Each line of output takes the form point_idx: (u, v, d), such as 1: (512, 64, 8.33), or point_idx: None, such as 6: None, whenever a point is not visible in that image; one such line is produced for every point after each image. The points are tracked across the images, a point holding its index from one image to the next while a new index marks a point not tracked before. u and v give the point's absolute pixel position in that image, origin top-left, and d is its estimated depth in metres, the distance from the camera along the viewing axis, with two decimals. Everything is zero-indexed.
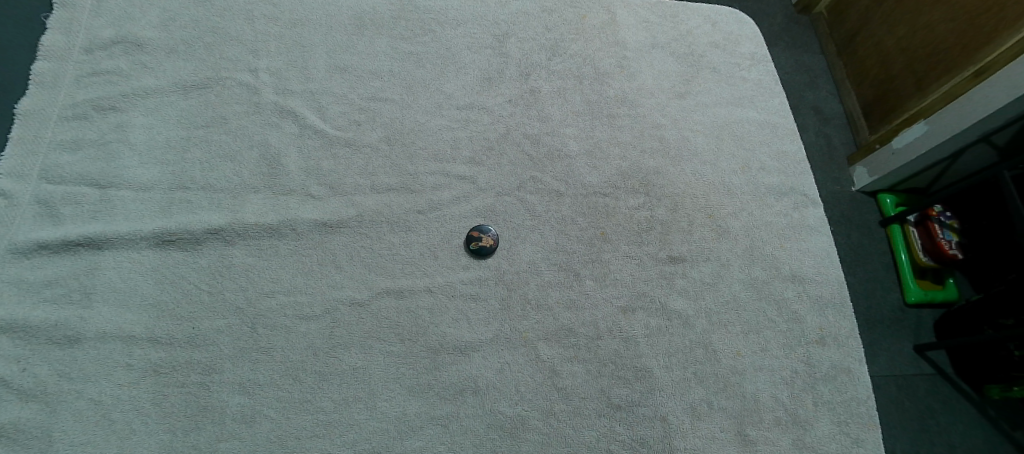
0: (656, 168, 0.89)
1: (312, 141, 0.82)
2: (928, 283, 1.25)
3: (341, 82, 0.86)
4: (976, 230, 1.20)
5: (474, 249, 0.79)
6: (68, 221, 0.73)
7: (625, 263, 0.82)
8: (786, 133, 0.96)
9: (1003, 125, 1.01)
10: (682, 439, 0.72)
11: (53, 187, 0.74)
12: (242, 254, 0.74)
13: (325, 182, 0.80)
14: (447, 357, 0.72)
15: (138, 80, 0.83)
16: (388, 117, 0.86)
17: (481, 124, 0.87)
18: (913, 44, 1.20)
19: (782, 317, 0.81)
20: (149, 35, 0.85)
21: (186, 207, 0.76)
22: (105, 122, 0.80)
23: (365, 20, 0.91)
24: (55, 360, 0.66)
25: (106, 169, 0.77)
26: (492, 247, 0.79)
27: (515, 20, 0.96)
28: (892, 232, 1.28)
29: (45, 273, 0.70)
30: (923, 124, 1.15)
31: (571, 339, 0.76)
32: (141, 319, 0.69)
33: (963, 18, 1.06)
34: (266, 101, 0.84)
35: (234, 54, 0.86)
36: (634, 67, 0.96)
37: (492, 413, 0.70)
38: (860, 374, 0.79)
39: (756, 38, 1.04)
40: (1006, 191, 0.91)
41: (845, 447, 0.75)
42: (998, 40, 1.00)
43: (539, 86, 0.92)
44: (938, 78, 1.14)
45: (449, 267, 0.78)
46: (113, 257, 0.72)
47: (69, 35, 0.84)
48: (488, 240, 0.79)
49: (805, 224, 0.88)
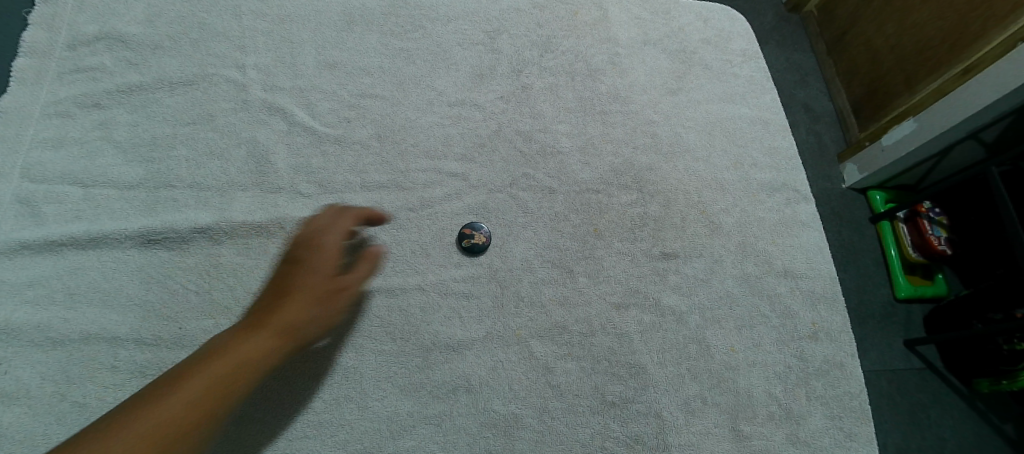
0: (649, 164, 0.89)
1: (301, 138, 0.81)
2: (918, 278, 1.24)
3: (330, 78, 0.86)
4: (964, 224, 1.21)
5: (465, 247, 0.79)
6: (50, 220, 0.71)
7: (619, 259, 0.81)
8: (778, 129, 0.96)
9: (992, 121, 1.02)
10: (676, 435, 0.72)
11: (35, 186, 0.73)
12: (231, 253, 0.73)
13: (315, 179, 0.79)
14: (440, 355, 0.72)
15: (122, 77, 0.81)
16: (379, 114, 0.85)
17: (473, 121, 0.87)
18: (902, 43, 1.21)
19: (775, 312, 0.81)
20: (134, 31, 0.84)
21: (173, 205, 0.75)
22: (89, 119, 0.78)
23: (354, 15, 0.90)
24: (38, 362, 0.64)
25: (90, 167, 0.75)
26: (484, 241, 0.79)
27: (506, 17, 0.95)
28: (881, 228, 1.28)
29: (27, 274, 0.68)
30: (912, 122, 1.16)
31: (565, 336, 0.75)
32: (127, 320, 0.68)
33: (951, 16, 1.07)
34: (254, 98, 0.83)
35: (222, 50, 0.85)
36: (626, 64, 0.96)
37: (485, 411, 0.69)
38: (852, 368, 0.80)
39: (747, 35, 1.04)
40: (995, 187, 0.91)
41: (839, 441, 0.75)
42: (984, 38, 1.01)
43: (531, 82, 0.91)
44: (926, 76, 1.15)
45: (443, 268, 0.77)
46: (98, 256, 0.71)
47: (52, 32, 0.82)
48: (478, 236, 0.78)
49: (796, 220, 0.89)
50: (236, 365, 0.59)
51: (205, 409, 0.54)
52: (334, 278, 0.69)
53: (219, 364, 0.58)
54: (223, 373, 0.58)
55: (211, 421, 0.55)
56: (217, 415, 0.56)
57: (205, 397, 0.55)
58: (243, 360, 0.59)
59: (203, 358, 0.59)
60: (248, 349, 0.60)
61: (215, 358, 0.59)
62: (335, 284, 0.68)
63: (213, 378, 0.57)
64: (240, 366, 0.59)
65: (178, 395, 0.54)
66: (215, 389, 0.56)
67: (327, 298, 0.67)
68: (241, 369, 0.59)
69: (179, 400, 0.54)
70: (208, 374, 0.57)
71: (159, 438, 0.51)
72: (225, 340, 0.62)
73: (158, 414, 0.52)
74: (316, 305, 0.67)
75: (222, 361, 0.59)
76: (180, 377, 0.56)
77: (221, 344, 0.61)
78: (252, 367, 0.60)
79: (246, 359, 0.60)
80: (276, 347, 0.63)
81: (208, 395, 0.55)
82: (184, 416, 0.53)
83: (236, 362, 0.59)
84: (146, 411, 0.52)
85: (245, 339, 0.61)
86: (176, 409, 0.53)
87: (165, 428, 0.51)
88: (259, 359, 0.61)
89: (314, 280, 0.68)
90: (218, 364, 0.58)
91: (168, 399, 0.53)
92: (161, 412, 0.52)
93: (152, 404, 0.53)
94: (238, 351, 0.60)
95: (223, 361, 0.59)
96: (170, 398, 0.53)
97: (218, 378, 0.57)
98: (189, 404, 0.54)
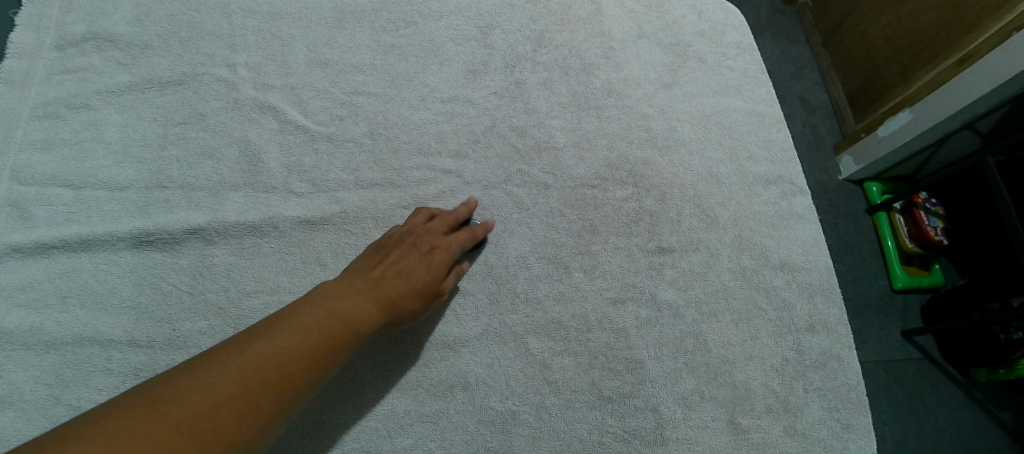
0: (644, 158, 0.88)
1: (293, 137, 0.80)
2: (914, 269, 1.25)
3: (322, 76, 0.85)
4: (960, 216, 1.21)
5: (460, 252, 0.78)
6: (40, 223, 0.71)
7: (614, 255, 0.81)
8: (773, 122, 0.96)
9: (988, 111, 1.01)
10: (673, 429, 0.72)
11: (25, 189, 0.72)
12: (224, 254, 0.72)
13: (308, 178, 0.78)
14: (436, 353, 0.71)
15: (111, 77, 0.80)
16: (371, 111, 0.84)
17: (467, 117, 0.86)
18: (898, 33, 1.19)
19: (772, 305, 0.81)
20: (122, 30, 0.83)
21: (165, 206, 0.74)
22: (78, 120, 0.78)
23: (345, 12, 0.90)
24: (31, 366, 0.64)
25: (80, 169, 0.75)
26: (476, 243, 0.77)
27: (499, 12, 0.95)
28: (878, 220, 1.27)
29: (18, 277, 0.68)
30: (908, 113, 1.14)
31: (561, 333, 0.75)
32: (120, 322, 0.67)
33: (947, 6, 1.06)
34: (245, 97, 0.82)
35: (212, 49, 0.84)
36: (620, 58, 0.95)
37: (483, 408, 0.69)
38: (849, 360, 0.79)
39: (742, 27, 1.03)
40: (991, 177, 0.91)
41: (836, 433, 0.75)
42: (980, 28, 1.00)
43: (525, 78, 0.91)
44: (922, 67, 1.14)
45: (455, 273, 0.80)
46: (89, 259, 0.70)
47: (39, 32, 0.81)
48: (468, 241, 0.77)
49: (792, 212, 0.88)
50: (335, 323, 0.59)
51: (300, 361, 0.54)
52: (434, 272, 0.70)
53: (317, 318, 0.58)
54: (322, 328, 0.58)
55: (309, 374, 0.55)
56: (315, 369, 0.55)
57: (303, 348, 0.55)
58: (342, 318, 0.60)
59: (303, 309, 0.59)
60: (349, 311, 0.61)
61: (313, 311, 0.59)
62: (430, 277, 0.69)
63: (311, 331, 0.57)
64: (339, 325, 0.59)
65: (280, 343, 0.54)
66: (313, 345, 0.56)
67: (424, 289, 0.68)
68: (340, 328, 0.59)
69: (282, 347, 0.54)
70: (308, 329, 0.57)
71: (264, 379, 0.51)
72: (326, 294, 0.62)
73: (258, 357, 0.52)
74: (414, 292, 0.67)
75: (321, 315, 0.59)
76: (282, 322, 0.57)
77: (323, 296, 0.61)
78: (349, 328, 0.60)
79: (345, 319, 0.60)
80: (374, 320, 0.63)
81: (303, 348, 0.55)
82: (284, 363, 0.53)
83: (336, 319, 0.59)
84: (249, 351, 0.53)
85: (345, 298, 0.62)
86: (275, 354, 0.53)
87: (267, 372, 0.52)
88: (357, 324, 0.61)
89: (416, 266, 0.68)
90: (317, 317, 0.58)
91: (268, 344, 0.54)
92: (261, 355, 0.53)
93: (255, 344, 0.53)
94: (338, 307, 0.60)
95: (322, 315, 0.59)
96: (272, 344, 0.54)
97: (314, 334, 0.57)
98: (288, 351, 0.54)
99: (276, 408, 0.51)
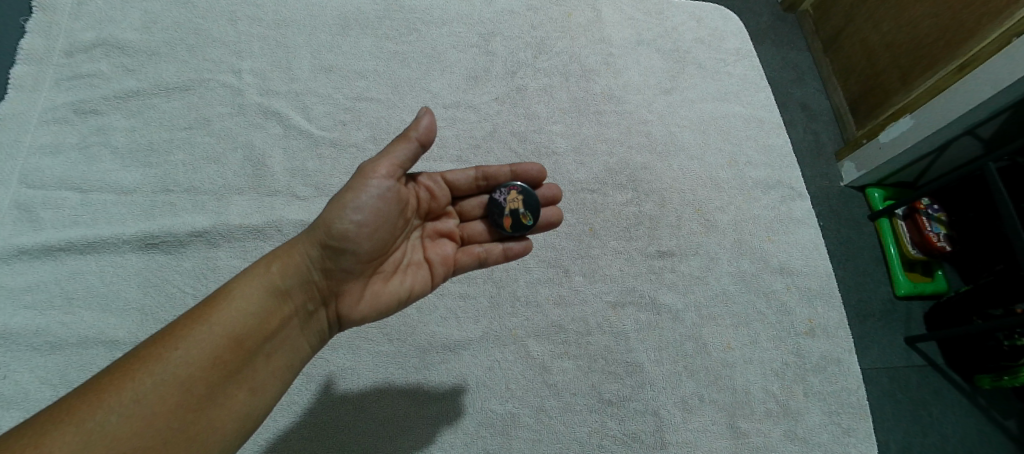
0: (644, 163, 0.89)
1: (298, 142, 0.82)
2: (916, 275, 1.14)
3: (326, 81, 0.86)
4: (963, 221, 1.11)
5: (529, 231, 0.73)
6: (48, 226, 0.72)
7: (614, 259, 0.81)
8: (772, 127, 0.97)
9: (991, 115, 0.94)
10: (673, 433, 0.72)
11: (34, 192, 0.73)
12: (228, 256, 0.73)
13: (312, 182, 0.79)
14: (436, 356, 0.72)
15: (119, 83, 0.82)
16: (373, 116, 0.85)
17: (468, 123, 0.87)
18: (898, 39, 1.11)
19: (772, 309, 0.81)
20: (131, 37, 0.85)
21: (171, 209, 0.75)
22: (87, 125, 0.79)
23: (349, 19, 0.91)
24: (38, 366, 0.64)
25: (87, 173, 0.76)
26: (522, 191, 0.71)
27: (501, 19, 0.96)
28: (880, 226, 1.17)
29: (26, 278, 0.69)
30: (910, 118, 1.06)
31: (560, 336, 0.75)
32: (124, 324, 0.68)
33: (946, 12, 0.98)
34: (250, 102, 0.83)
35: (219, 55, 0.86)
36: (620, 64, 0.96)
37: (482, 411, 0.69)
38: (849, 364, 0.80)
39: (740, 33, 1.05)
40: (992, 181, 0.87)
41: (837, 437, 0.75)
42: (981, 33, 0.92)
43: (525, 83, 0.92)
44: (921, 74, 1.06)
45: (551, 221, 0.74)
46: (97, 261, 0.71)
47: (49, 38, 0.83)
48: (506, 200, 0.71)
49: (791, 217, 0.89)
50: (239, 333, 0.49)
51: (205, 390, 0.46)
52: (363, 177, 0.55)
53: (207, 335, 0.48)
54: (219, 346, 0.48)
55: (231, 396, 0.48)
56: (232, 391, 0.48)
57: (200, 376, 0.46)
58: (246, 324, 0.50)
59: (181, 325, 0.48)
60: (274, 315, 0.52)
61: (199, 326, 0.48)
62: (369, 182, 0.55)
63: (227, 346, 0.48)
64: (244, 335, 0.49)
65: (160, 382, 0.44)
66: (217, 369, 0.47)
67: (359, 196, 0.55)
68: (248, 338, 0.50)
69: (165, 384, 0.45)
70: (204, 349, 0.47)
71: (173, 417, 0.44)
72: (214, 297, 0.51)
73: (163, 388, 0.44)
74: (349, 214, 0.55)
75: (238, 325, 0.50)
76: (157, 351, 0.46)
77: (211, 301, 0.50)
78: (262, 333, 0.51)
79: (254, 323, 0.50)
80: (300, 303, 0.54)
81: (219, 369, 0.47)
82: (176, 400, 0.45)
83: (235, 330, 0.49)
84: (113, 401, 0.42)
85: (242, 297, 0.51)
86: (185, 378, 0.46)
87: (154, 421, 0.43)
88: (277, 321, 0.52)
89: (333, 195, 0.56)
90: (223, 330, 0.49)
91: (142, 385, 0.44)
92: (164, 381, 0.45)
93: (119, 392, 0.43)
94: (236, 312, 0.50)
95: (212, 328, 0.48)
96: (146, 386, 0.44)
97: (233, 350, 0.48)
98: (179, 385, 0.45)
99: (197, 444, 0.45)
